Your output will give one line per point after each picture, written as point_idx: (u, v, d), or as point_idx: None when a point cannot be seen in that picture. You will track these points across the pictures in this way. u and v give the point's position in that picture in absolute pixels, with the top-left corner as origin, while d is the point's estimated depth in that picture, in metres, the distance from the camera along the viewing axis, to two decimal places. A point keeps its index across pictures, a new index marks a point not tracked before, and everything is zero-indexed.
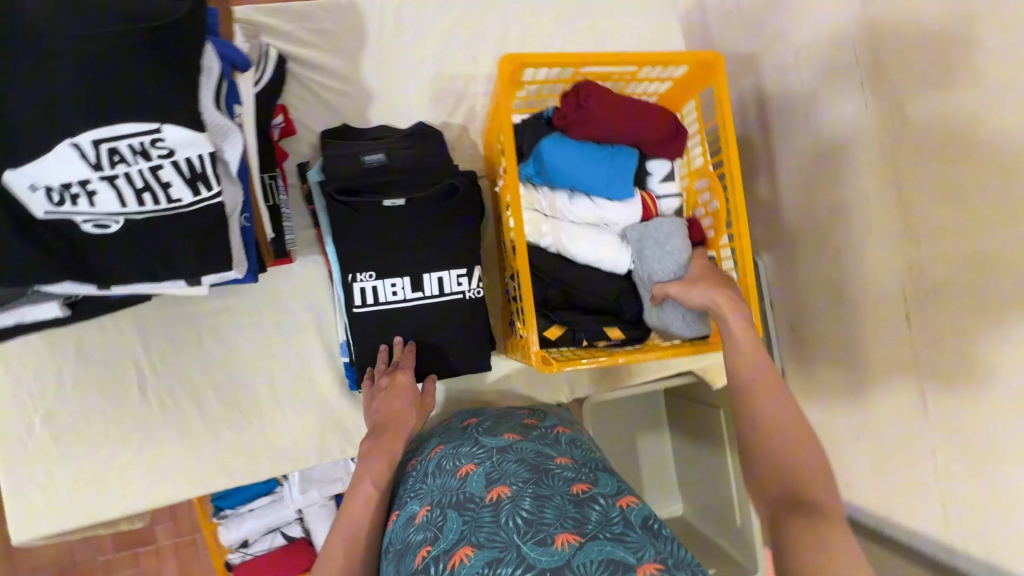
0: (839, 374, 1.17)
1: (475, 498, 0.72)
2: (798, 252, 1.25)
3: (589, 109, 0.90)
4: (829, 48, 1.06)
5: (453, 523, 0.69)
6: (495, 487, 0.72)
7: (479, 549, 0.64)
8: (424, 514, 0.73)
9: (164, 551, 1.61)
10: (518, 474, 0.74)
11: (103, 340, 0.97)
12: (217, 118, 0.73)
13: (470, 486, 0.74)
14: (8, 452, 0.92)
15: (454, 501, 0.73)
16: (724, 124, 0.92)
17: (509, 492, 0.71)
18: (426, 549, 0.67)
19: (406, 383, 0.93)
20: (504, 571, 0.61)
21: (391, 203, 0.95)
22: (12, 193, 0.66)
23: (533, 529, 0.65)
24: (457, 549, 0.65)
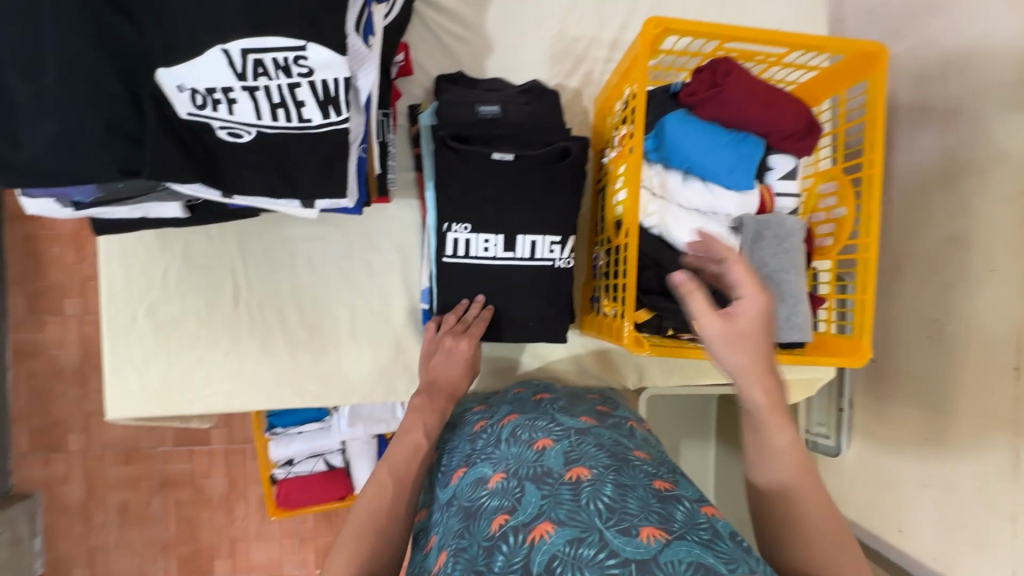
0: (914, 411, 1.16)
1: (553, 473, 0.67)
2: (902, 279, 1.19)
3: (726, 89, 0.84)
4: (993, 64, 0.98)
5: (531, 495, 0.64)
6: (575, 466, 0.67)
7: (558, 526, 0.58)
8: (497, 480, 0.69)
9: (216, 454, 1.72)
10: (598, 459, 0.68)
11: (207, 247, 1.02)
12: (357, 44, 0.74)
13: (548, 459, 0.69)
14: (113, 335, 0.99)
15: (531, 472, 0.68)
16: (873, 124, 0.84)
17: (590, 475, 0.65)
18: (501, 517, 0.63)
19: (466, 353, 0.95)
20: (586, 553, 0.54)
21: (499, 157, 0.93)
22: (164, 91, 0.69)
23: (615, 515, 0.58)
24: (536, 522, 0.60)
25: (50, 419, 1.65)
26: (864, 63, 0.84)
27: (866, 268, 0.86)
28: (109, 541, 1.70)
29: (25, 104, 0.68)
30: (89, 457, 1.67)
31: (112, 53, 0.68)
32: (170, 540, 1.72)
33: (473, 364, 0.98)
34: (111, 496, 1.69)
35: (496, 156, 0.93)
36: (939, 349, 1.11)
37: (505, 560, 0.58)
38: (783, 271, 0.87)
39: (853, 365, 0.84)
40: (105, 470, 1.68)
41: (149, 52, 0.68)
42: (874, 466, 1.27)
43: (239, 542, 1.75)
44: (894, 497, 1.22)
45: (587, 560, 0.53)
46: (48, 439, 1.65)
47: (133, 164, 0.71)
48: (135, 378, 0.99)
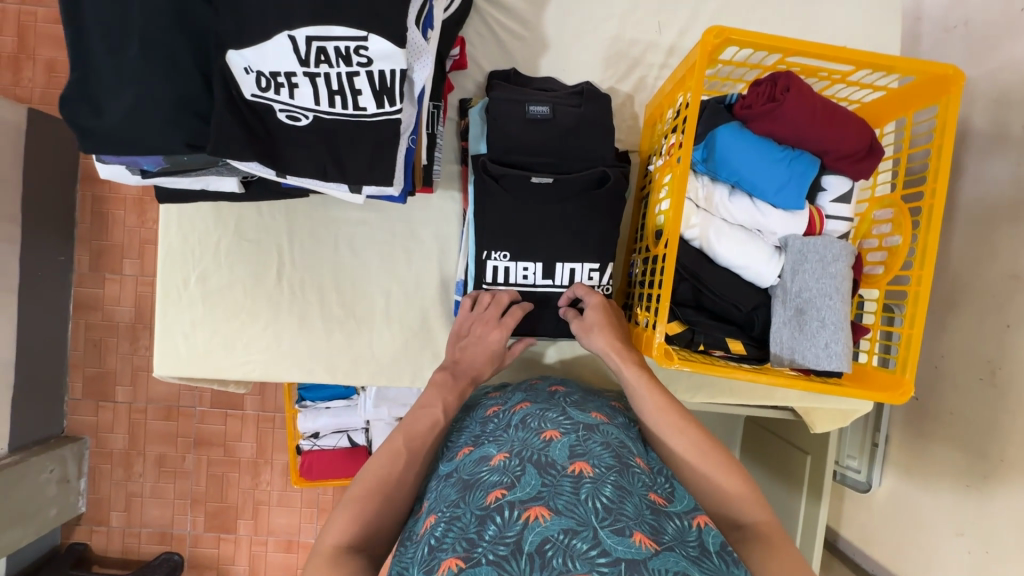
0: (959, 454, 1.10)
1: (556, 464, 0.68)
2: (958, 315, 1.13)
3: (785, 104, 0.82)
4: None
5: (531, 479, 0.65)
6: (578, 460, 0.68)
7: (555, 514, 0.60)
8: (500, 459, 0.70)
9: (248, 420, 1.80)
10: (602, 458, 0.69)
11: (258, 222, 1.07)
12: (416, 36, 0.75)
13: (553, 450, 0.70)
14: (166, 297, 1.04)
15: (535, 459, 0.69)
16: (940, 151, 0.80)
17: (591, 472, 0.66)
18: (499, 492, 0.64)
19: (488, 300, 0.97)
20: (577, 545, 0.56)
21: (538, 181, 0.94)
22: (231, 71, 0.73)
23: (612, 515, 0.60)
24: (533, 505, 0.61)
25: (102, 369, 1.76)
26: (936, 86, 0.80)
27: (917, 302, 0.82)
28: (145, 490, 1.80)
29: (107, 75, 0.73)
30: (133, 409, 1.78)
31: (189, 31, 0.72)
32: (200, 495, 1.82)
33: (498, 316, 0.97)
34: (150, 448, 1.79)
35: (535, 180, 0.94)
36: (989, 393, 1.05)
37: (497, 532, 0.59)
38: (827, 297, 0.84)
39: (892, 403, 0.81)
40: (147, 422, 1.79)
41: (222, 33, 0.71)
42: (906, 507, 1.21)
43: (262, 506, 1.83)
44: (922, 539, 1.17)
45: (578, 552, 0.55)
46: (99, 388, 1.77)
47: (198, 140, 0.76)
48: (182, 340, 1.05)
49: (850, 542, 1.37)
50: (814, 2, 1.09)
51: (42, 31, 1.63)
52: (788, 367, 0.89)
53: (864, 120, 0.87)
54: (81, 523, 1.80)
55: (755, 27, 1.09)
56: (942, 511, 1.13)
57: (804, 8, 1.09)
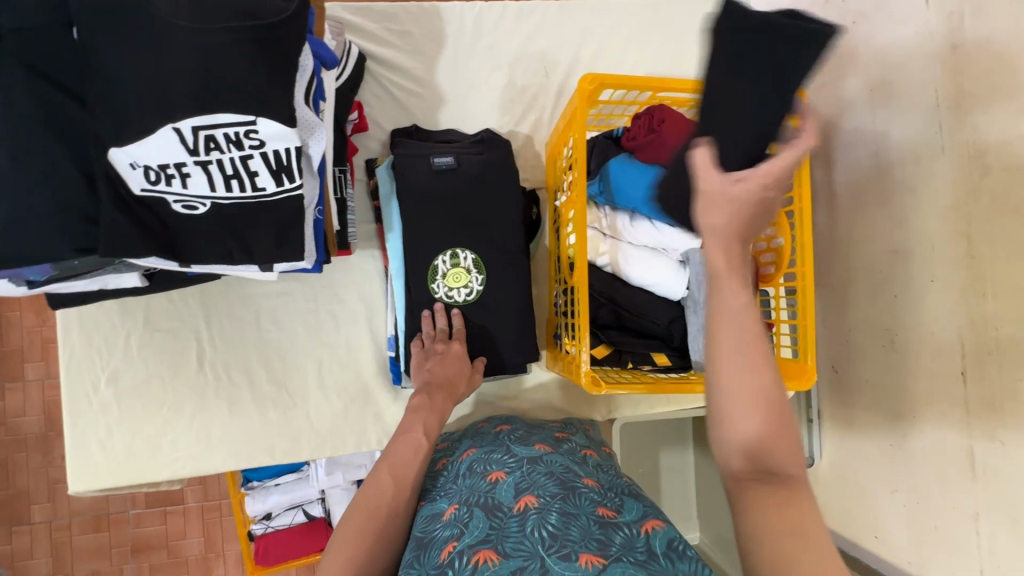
0: (878, 418, 1.20)
1: (503, 505, 0.69)
2: (852, 292, 1.25)
3: (663, 134, 0.88)
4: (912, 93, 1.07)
5: (479, 522, 0.66)
6: (523, 496, 0.69)
7: (503, 556, 0.60)
8: (452, 511, 0.71)
9: (191, 512, 1.67)
10: (547, 487, 0.70)
11: (169, 310, 1.02)
12: (307, 114, 0.77)
13: (500, 491, 0.71)
14: (75, 406, 0.97)
15: (482, 503, 0.70)
16: (799, 159, 0.90)
17: (537, 502, 0.67)
18: (450, 544, 0.64)
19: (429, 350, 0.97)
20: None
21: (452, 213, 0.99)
22: (116, 169, 0.71)
23: (557, 543, 0.60)
24: (481, 550, 0.61)
25: (13, 490, 1.59)
26: None
27: (806, 294, 0.91)
28: None
29: None
30: (54, 527, 1.61)
31: (63, 136, 0.70)
32: None
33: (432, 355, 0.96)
34: (79, 567, 1.62)
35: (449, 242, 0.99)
36: (893, 357, 1.16)
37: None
38: None
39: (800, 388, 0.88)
40: (72, 539, 1.61)
41: (101, 134, 0.69)
42: (847, 476, 1.30)
43: None
44: (864, 503, 1.26)
45: None
46: (10, 512, 1.58)
47: (88, 243, 0.73)
48: (98, 448, 0.98)
49: None
50: (680, 34, 1.21)
51: None
52: None
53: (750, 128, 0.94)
54: None
55: (633, 62, 1.19)
56: (871, 471, 1.23)
57: (673, 40, 1.20)
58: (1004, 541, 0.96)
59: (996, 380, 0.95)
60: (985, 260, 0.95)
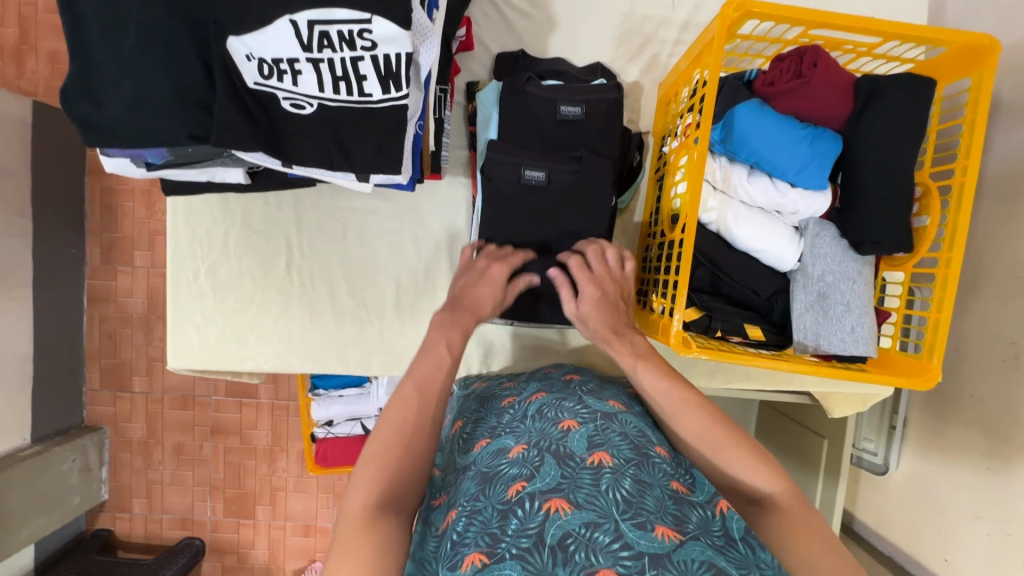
0: (979, 439, 1.06)
1: (574, 457, 0.66)
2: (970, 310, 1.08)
3: (811, 81, 0.79)
4: None
5: (550, 469, 0.64)
6: (597, 451, 0.66)
7: (576, 508, 0.58)
8: (518, 451, 0.68)
9: (263, 407, 1.82)
10: (622, 449, 0.67)
11: (264, 213, 1.06)
12: (421, 18, 0.72)
13: (571, 441, 0.68)
14: (177, 289, 1.04)
15: (553, 449, 0.67)
16: (972, 125, 0.76)
17: (612, 462, 0.64)
18: (519, 484, 0.62)
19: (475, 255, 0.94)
20: (600, 539, 0.55)
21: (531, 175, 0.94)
22: (233, 59, 0.71)
23: (633, 508, 0.59)
24: (552, 498, 0.60)
25: (119, 360, 1.78)
26: (970, 57, 0.77)
27: (946, 284, 0.79)
28: (164, 477, 1.83)
29: (107, 67, 0.72)
30: (150, 399, 1.80)
31: (187, 18, 0.70)
32: (218, 482, 1.84)
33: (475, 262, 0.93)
34: (168, 436, 1.82)
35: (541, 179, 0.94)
36: (1013, 374, 0.99)
37: (519, 525, 0.58)
38: (850, 280, 0.84)
39: (917, 388, 0.79)
40: (164, 412, 1.81)
41: (221, 20, 0.69)
42: (924, 490, 1.17)
43: (279, 492, 1.85)
44: (941, 526, 1.14)
45: (601, 545, 0.55)
46: (116, 379, 1.79)
47: (202, 130, 0.74)
48: (194, 332, 1.05)
49: (867, 524, 1.33)
50: None
51: (44, 22, 1.62)
52: (811, 353, 0.86)
53: (917, 82, 0.80)
54: (104, 511, 1.84)
55: None
56: (955, 490, 1.10)
57: None
58: None
59: None
60: None
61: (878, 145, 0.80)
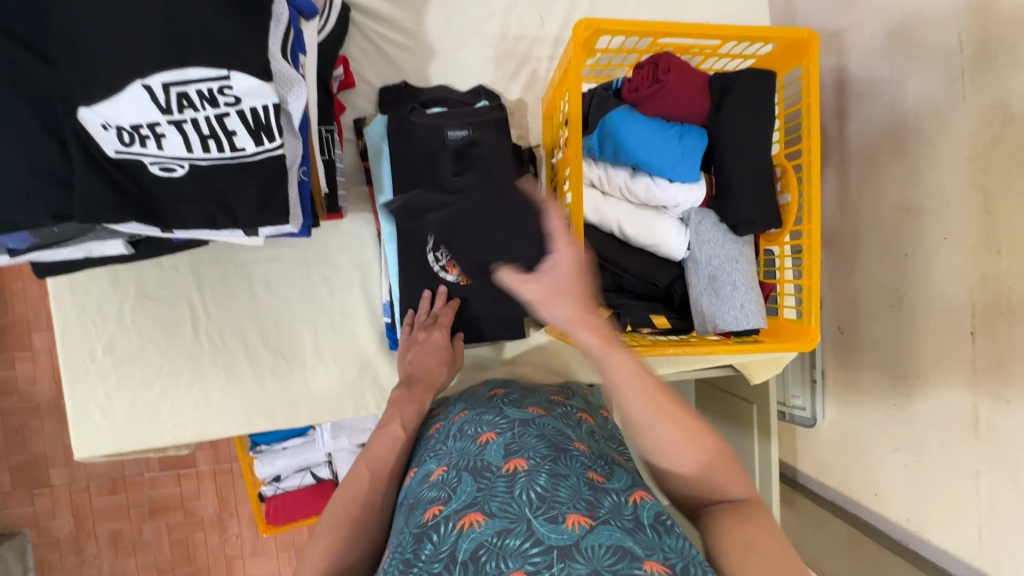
0: (880, 378, 1.14)
1: (491, 467, 0.65)
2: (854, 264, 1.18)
3: (668, 84, 0.85)
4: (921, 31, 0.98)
5: (466, 486, 0.63)
6: (512, 458, 0.65)
7: (489, 518, 0.58)
8: (439, 473, 0.68)
9: (203, 475, 1.72)
10: (538, 449, 0.67)
11: (160, 278, 1.01)
12: (284, 68, 0.72)
13: (488, 453, 0.68)
14: (74, 373, 0.97)
15: (471, 465, 0.67)
16: (810, 108, 0.85)
17: (526, 465, 0.64)
18: (436, 507, 0.62)
19: (440, 341, 0.95)
20: (511, 544, 0.55)
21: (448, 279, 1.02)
22: (88, 130, 0.68)
23: (545, 504, 0.58)
24: (468, 512, 0.60)
25: (30, 455, 1.63)
26: (797, 48, 0.86)
27: (811, 253, 0.88)
28: (104, 571, 1.69)
29: None
30: (74, 489, 1.66)
31: (28, 96, 0.67)
32: (166, 564, 1.72)
33: (451, 354, 0.97)
34: (101, 526, 1.68)
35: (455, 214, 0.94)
36: (898, 316, 1.08)
37: (433, 550, 0.58)
38: (733, 261, 0.91)
39: (804, 350, 0.86)
40: (91, 501, 1.67)
41: (66, 93, 0.66)
42: (847, 434, 1.24)
43: (236, 560, 1.75)
44: (862, 465, 1.22)
45: (512, 549, 0.55)
46: (30, 476, 1.63)
47: (64, 209, 0.70)
48: (101, 415, 0.98)
49: (808, 474, 1.42)
50: None
51: None
52: (712, 332, 0.93)
53: (758, 73, 0.88)
54: None
55: (632, 9, 1.11)
56: (864, 432, 1.20)
57: None
58: (1005, 503, 0.93)
59: (1009, 341, 0.89)
60: (1003, 215, 0.87)
61: (736, 135, 0.88)
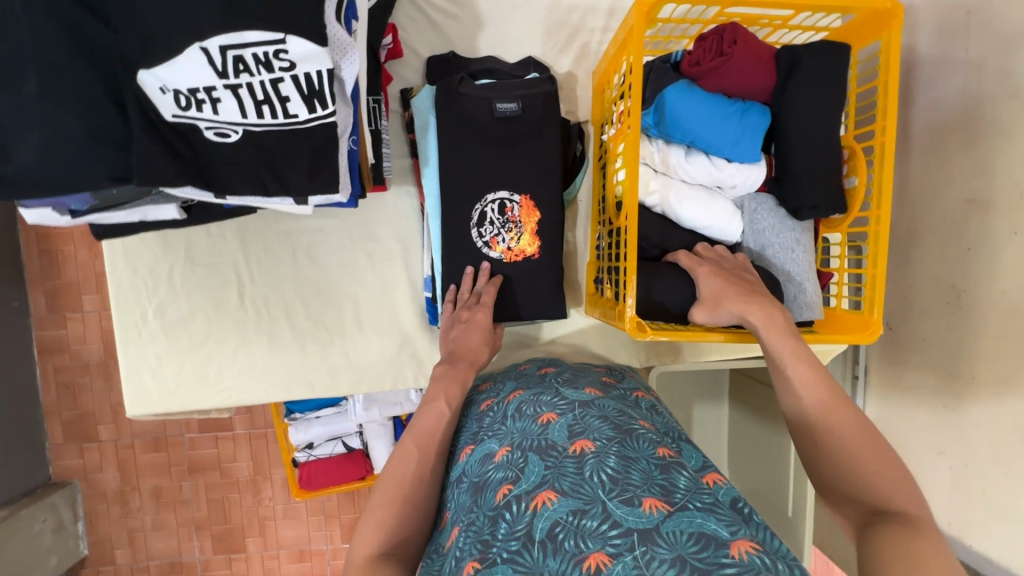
0: (930, 378, 1.07)
1: (557, 447, 0.66)
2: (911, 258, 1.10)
3: (733, 57, 0.81)
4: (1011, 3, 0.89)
5: (535, 467, 0.63)
6: (579, 439, 0.66)
7: (562, 496, 0.58)
8: (503, 453, 0.68)
9: (240, 439, 1.77)
10: (602, 431, 0.67)
11: (209, 244, 1.02)
12: (339, 32, 0.72)
13: (552, 433, 0.68)
14: (127, 334, 1.01)
15: (536, 445, 0.67)
16: (887, 86, 0.80)
17: (594, 447, 0.64)
18: (506, 487, 0.62)
19: (484, 322, 0.93)
20: (588, 524, 0.54)
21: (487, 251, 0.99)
22: (146, 94, 0.68)
23: (619, 486, 0.58)
24: (539, 492, 0.59)
25: (81, 410, 1.71)
26: (877, 20, 0.80)
27: (878, 241, 0.83)
28: (146, 523, 1.78)
29: (11, 115, 0.68)
30: (120, 445, 1.74)
31: (92, 58, 0.67)
32: (203, 521, 1.80)
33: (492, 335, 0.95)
34: (144, 481, 1.76)
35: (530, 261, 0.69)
36: (954, 316, 1.01)
37: (509, 528, 0.57)
38: (789, 250, 0.88)
39: (864, 343, 0.82)
40: (136, 457, 1.75)
41: (128, 55, 0.66)
42: (889, 434, 1.18)
43: (269, 521, 1.82)
44: (900, 466, 1.16)
45: (589, 531, 0.54)
46: (81, 430, 1.72)
47: (123, 171, 0.71)
48: (151, 375, 1.02)
49: None
50: None
51: None
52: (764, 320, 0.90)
53: (830, 47, 0.83)
54: (86, 566, 1.77)
55: None
56: (905, 433, 1.14)
57: None
58: None
59: None
60: None
61: (801, 112, 0.83)
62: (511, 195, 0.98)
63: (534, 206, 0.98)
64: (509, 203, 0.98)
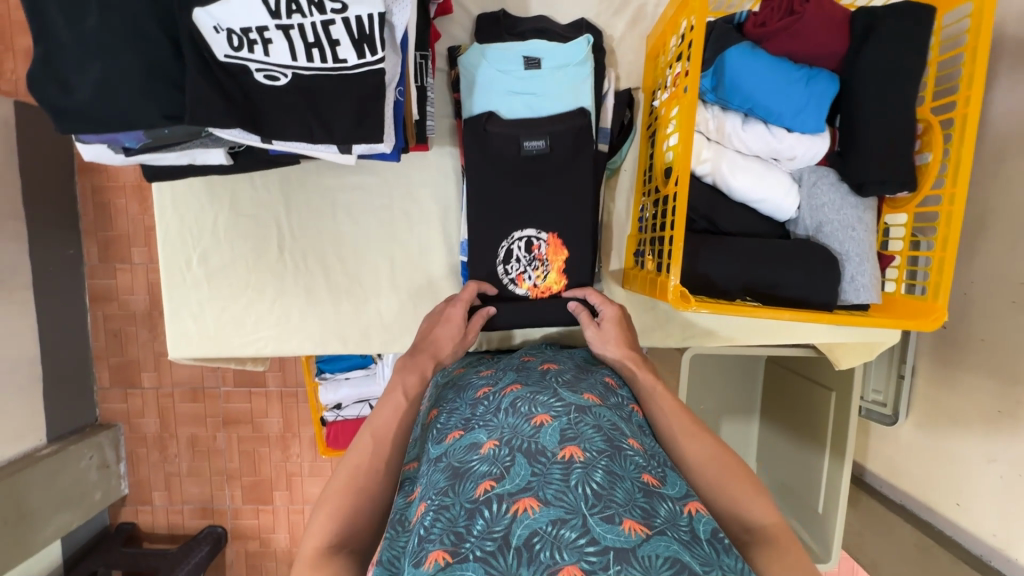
0: (987, 382, 1.00)
1: (546, 451, 0.60)
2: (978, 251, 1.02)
3: (804, 16, 0.76)
4: None
5: (520, 468, 0.58)
6: (570, 444, 0.60)
7: (545, 505, 0.54)
8: (489, 446, 0.62)
9: (272, 396, 1.83)
10: (595, 441, 0.60)
11: (252, 197, 1.04)
12: None
13: (543, 436, 0.61)
14: (172, 280, 1.03)
15: (525, 445, 0.61)
16: (974, 53, 0.74)
17: (583, 456, 0.58)
18: (486, 483, 0.57)
19: (454, 315, 0.89)
20: (566, 535, 0.51)
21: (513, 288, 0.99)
22: (200, 31, 0.68)
23: (601, 502, 0.53)
24: (521, 496, 0.54)
25: (127, 357, 1.79)
26: None
27: (949, 222, 0.77)
28: (181, 469, 1.86)
29: (72, 49, 0.69)
30: (161, 394, 1.81)
31: None
32: (234, 471, 1.87)
33: (462, 332, 0.89)
34: (182, 429, 1.84)
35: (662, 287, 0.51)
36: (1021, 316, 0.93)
37: (485, 526, 0.53)
38: (850, 229, 0.83)
39: (924, 329, 0.77)
40: (175, 406, 1.82)
41: None
42: (934, 436, 1.11)
43: (295, 477, 1.87)
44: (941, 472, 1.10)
45: (566, 541, 0.50)
46: (125, 376, 1.80)
47: (175, 111, 0.72)
48: (193, 320, 1.04)
49: (876, 474, 1.26)
50: None
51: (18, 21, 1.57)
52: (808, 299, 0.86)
53: (910, 10, 0.76)
54: (126, 505, 1.87)
55: None
56: (952, 438, 1.07)
57: None
58: None
59: None
60: None
61: (873, 79, 0.77)
62: (539, 233, 0.97)
63: (562, 244, 0.97)
64: (536, 241, 0.97)
